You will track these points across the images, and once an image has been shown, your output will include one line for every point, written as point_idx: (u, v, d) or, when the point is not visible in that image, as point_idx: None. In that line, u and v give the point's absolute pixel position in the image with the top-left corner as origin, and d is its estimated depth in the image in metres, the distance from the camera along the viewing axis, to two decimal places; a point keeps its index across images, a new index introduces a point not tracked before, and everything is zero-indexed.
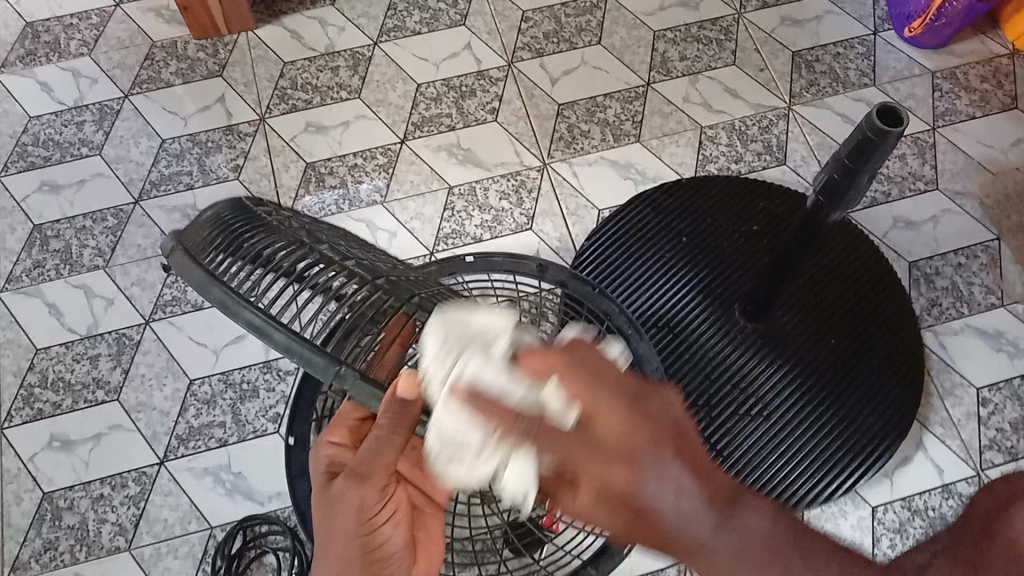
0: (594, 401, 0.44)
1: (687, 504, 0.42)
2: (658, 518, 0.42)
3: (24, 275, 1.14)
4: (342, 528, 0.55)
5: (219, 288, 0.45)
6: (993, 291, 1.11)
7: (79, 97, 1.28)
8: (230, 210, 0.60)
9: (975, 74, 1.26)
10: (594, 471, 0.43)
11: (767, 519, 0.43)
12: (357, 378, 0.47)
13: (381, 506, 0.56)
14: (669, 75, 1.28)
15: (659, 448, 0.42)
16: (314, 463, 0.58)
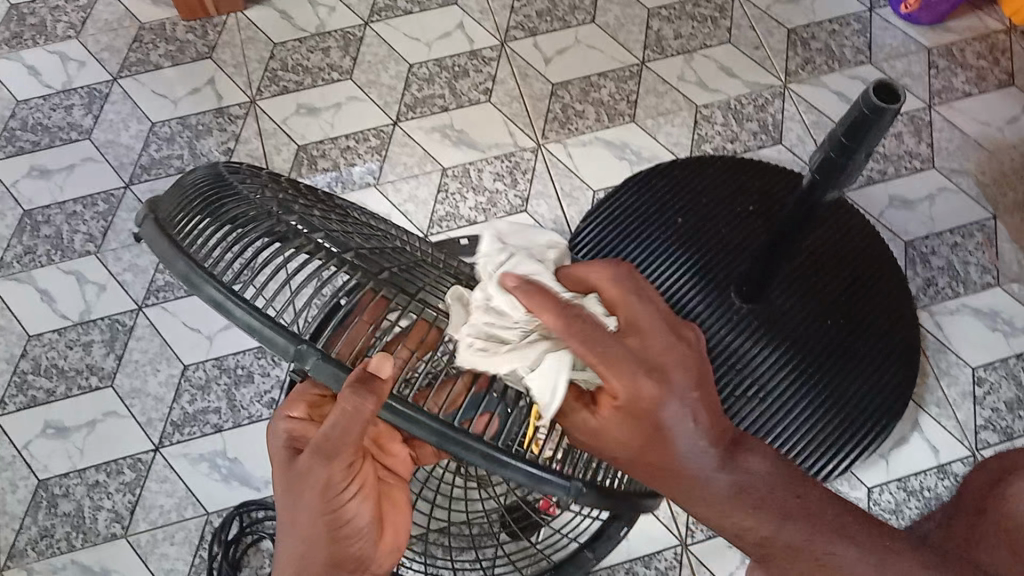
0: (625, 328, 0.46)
1: (698, 435, 0.44)
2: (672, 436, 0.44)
3: (15, 261, 1.13)
4: (309, 505, 0.50)
5: (183, 262, 0.44)
6: (989, 270, 1.11)
7: (67, 80, 1.26)
8: (211, 177, 0.57)
9: (972, 50, 1.25)
10: (621, 380, 0.44)
11: (768, 463, 0.44)
12: (319, 358, 0.44)
13: (347, 482, 0.51)
14: (663, 53, 1.27)
15: (683, 375, 0.45)
16: (273, 441, 0.54)
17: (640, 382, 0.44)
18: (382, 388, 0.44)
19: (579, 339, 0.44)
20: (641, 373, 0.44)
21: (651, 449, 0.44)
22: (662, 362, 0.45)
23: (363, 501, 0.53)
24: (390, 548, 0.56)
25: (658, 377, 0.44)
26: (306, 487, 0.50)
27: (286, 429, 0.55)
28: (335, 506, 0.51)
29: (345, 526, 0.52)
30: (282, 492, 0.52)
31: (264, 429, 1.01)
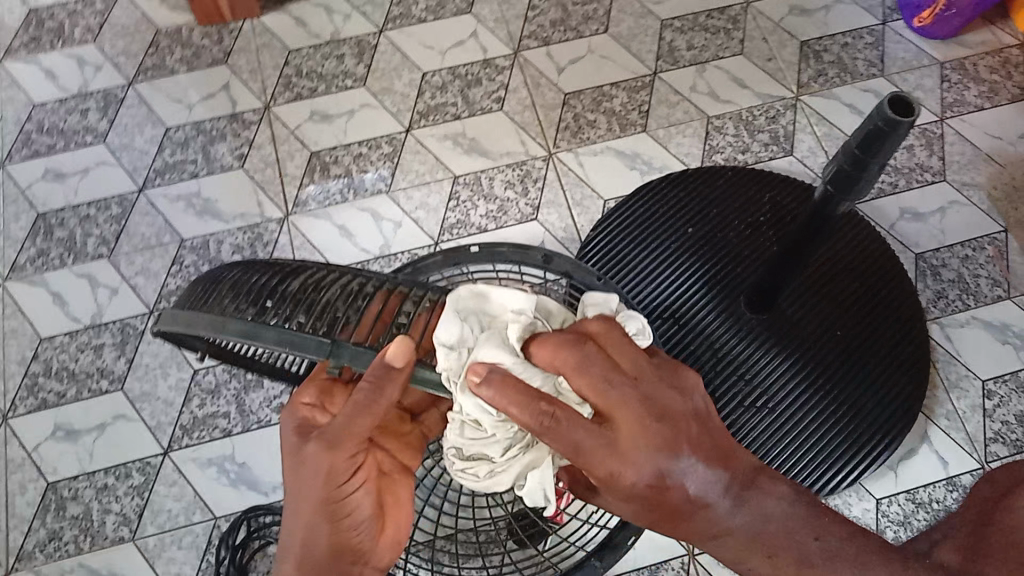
0: (609, 398, 0.46)
1: (704, 490, 0.46)
2: (676, 496, 0.46)
3: (29, 263, 1.14)
4: (309, 496, 0.52)
5: (201, 321, 0.53)
6: (1000, 283, 1.11)
7: (83, 84, 1.27)
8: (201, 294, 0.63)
9: (985, 64, 1.25)
10: (609, 462, 0.46)
11: (781, 504, 0.47)
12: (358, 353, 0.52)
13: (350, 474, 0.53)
14: (676, 64, 1.27)
15: (675, 448, 0.45)
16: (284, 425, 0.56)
17: (627, 450, 0.45)
18: (400, 378, 0.51)
19: (586, 377, 0.47)
20: (648, 415, 0.45)
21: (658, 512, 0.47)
22: (658, 430, 0.45)
23: (366, 493, 0.55)
24: (391, 541, 0.57)
25: (667, 418, 0.46)
26: (311, 472, 0.52)
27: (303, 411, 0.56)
28: (338, 497, 0.53)
29: (345, 516, 0.53)
30: (292, 476, 0.54)
31: (273, 433, 1.02)
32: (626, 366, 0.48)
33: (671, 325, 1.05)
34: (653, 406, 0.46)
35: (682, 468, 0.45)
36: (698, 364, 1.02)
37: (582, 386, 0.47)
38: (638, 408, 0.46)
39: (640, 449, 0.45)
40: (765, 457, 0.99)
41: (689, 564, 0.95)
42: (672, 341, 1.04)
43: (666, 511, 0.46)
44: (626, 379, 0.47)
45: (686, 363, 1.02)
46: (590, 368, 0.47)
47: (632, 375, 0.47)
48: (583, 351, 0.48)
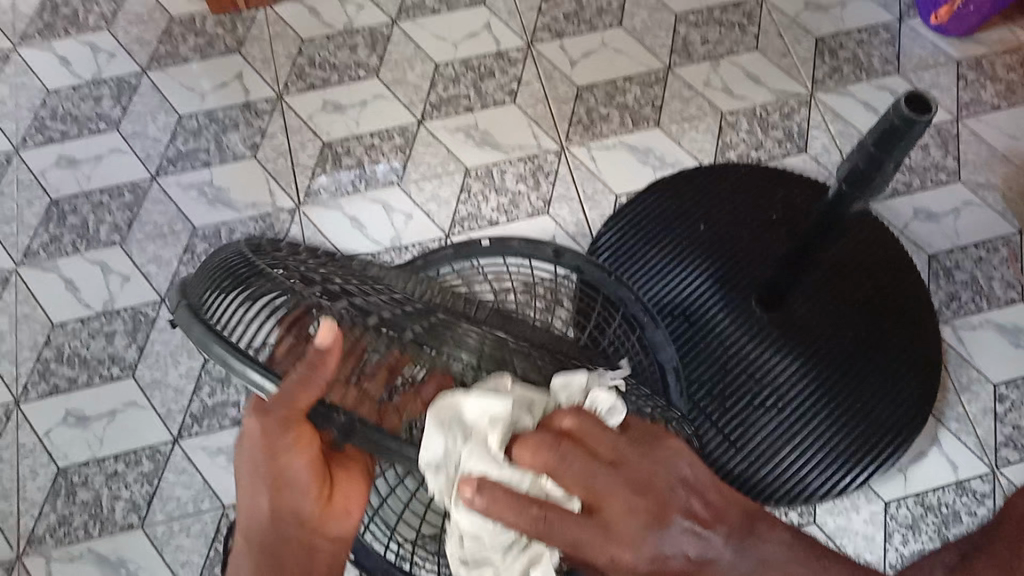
0: (593, 486, 0.42)
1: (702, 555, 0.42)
2: (677, 573, 0.42)
3: (41, 250, 1.14)
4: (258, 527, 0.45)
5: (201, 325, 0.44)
6: (1014, 286, 1.10)
7: (97, 71, 1.27)
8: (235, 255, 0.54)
9: (1002, 64, 1.24)
10: (608, 557, 0.41)
11: (785, 546, 0.43)
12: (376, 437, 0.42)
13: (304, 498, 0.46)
14: (690, 59, 1.26)
15: (655, 520, 0.42)
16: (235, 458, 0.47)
17: (609, 537, 0.41)
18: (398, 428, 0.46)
19: (569, 473, 0.42)
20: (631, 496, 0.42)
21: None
22: (643, 507, 0.42)
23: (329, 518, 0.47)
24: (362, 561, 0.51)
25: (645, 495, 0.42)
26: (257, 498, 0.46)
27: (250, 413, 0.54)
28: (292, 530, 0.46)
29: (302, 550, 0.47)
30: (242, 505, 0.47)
31: None
32: (603, 448, 0.43)
33: (682, 323, 1.04)
34: (631, 484, 0.43)
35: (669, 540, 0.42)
36: (707, 363, 1.02)
37: (566, 485, 0.42)
38: (615, 488, 0.42)
39: (633, 527, 0.42)
40: (773, 457, 0.99)
41: None
42: (682, 339, 1.03)
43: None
44: (604, 463, 0.43)
45: (695, 361, 1.02)
46: (570, 460, 0.42)
47: (608, 458, 0.43)
48: (563, 448, 0.42)
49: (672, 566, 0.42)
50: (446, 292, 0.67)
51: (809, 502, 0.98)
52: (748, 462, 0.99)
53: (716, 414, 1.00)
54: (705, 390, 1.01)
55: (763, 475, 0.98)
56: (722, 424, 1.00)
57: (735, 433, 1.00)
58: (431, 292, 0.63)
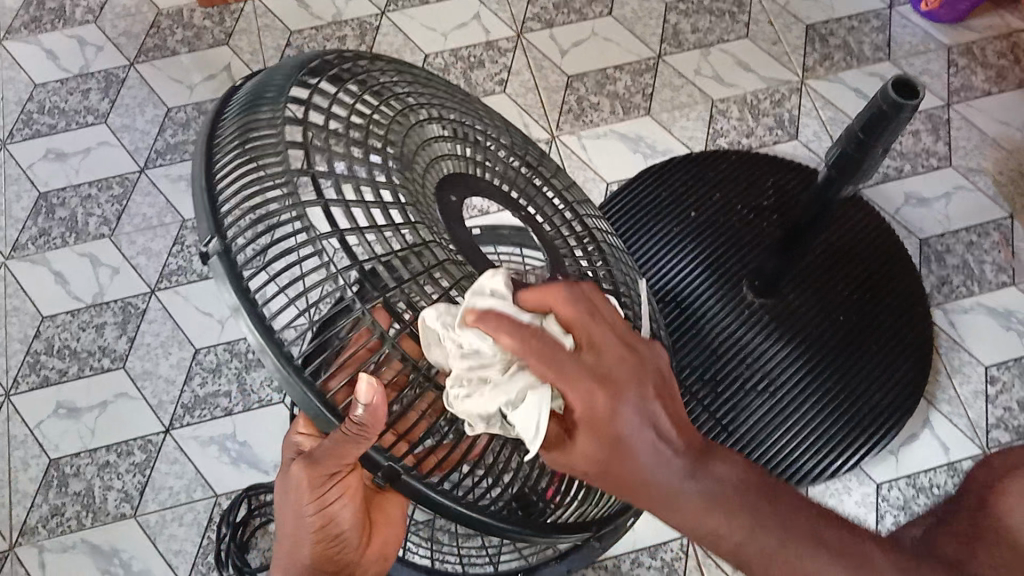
0: (594, 334, 0.42)
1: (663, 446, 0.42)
2: (638, 453, 0.42)
3: (30, 243, 1.14)
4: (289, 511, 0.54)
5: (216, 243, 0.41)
6: (1005, 269, 1.10)
7: (84, 64, 1.27)
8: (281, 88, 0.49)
9: (992, 49, 1.24)
10: (582, 405, 0.41)
11: (735, 471, 0.43)
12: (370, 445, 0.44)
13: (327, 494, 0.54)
14: (680, 47, 1.26)
15: (642, 388, 0.42)
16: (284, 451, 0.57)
17: (597, 389, 0.41)
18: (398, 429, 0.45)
19: (579, 313, 0.42)
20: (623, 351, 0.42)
21: (616, 466, 0.42)
22: (631, 365, 0.42)
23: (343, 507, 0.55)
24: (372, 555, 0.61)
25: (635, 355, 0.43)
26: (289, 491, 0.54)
27: (295, 438, 0.58)
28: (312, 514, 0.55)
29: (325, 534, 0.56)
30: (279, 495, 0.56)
31: (274, 414, 1.02)
32: (606, 311, 0.43)
33: (674, 309, 1.04)
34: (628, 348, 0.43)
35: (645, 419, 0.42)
36: (699, 347, 1.02)
37: (568, 317, 0.42)
38: (615, 343, 0.42)
39: (620, 381, 0.41)
40: (766, 440, 0.99)
41: (690, 545, 0.95)
42: (673, 324, 1.03)
43: (623, 468, 0.42)
44: (605, 322, 0.43)
45: (687, 346, 1.02)
46: (576, 305, 0.42)
47: (610, 320, 0.43)
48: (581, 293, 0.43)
49: (641, 436, 0.41)
50: (485, 131, 0.56)
51: (802, 485, 0.98)
52: (742, 446, 0.99)
53: (709, 398, 1.00)
54: (697, 374, 1.01)
55: (756, 458, 0.98)
56: (714, 408, 1.00)
57: (727, 417, 1.00)
58: (470, 157, 0.54)
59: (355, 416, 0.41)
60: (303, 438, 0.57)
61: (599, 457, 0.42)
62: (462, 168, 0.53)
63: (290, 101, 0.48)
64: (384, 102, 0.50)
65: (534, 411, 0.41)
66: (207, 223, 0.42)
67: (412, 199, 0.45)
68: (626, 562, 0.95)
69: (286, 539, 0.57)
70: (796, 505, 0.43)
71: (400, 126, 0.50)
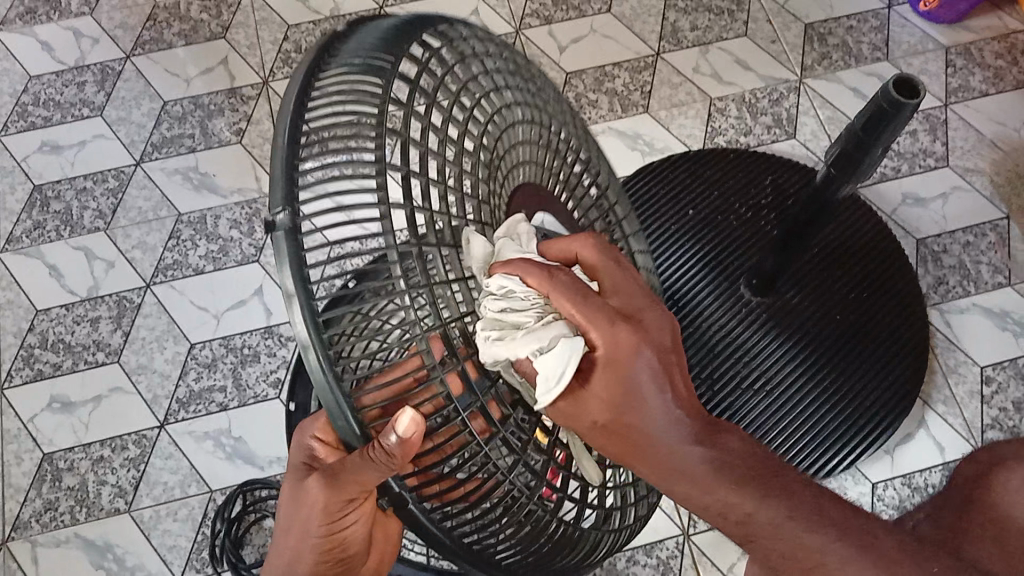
0: (614, 284, 0.45)
1: (668, 404, 0.42)
2: (644, 407, 0.42)
3: (24, 236, 1.13)
4: (302, 527, 0.54)
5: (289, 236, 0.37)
6: (1000, 270, 1.10)
7: (80, 57, 1.26)
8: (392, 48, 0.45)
9: (990, 50, 1.24)
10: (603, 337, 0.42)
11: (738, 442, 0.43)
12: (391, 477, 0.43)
13: (343, 516, 0.53)
14: (679, 44, 1.26)
15: (656, 346, 0.43)
16: (295, 458, 0.56)
17: (621, 327, 0.42)
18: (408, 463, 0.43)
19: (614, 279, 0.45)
20: (641, 306, 0.44)
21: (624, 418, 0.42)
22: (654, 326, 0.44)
23: (356, 525, 0.56)
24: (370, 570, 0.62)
25: (646, 316, 0.44)
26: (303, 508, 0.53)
27: (309, 442, 0.56)
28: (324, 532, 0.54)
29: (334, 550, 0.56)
30: (289, 504, 0.55)
31: (275, 411, 1.01)
32: (621, 277, 0.45)
33: (672, 307, 1.04)
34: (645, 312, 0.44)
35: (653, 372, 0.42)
36: (696, 345, 1.02)
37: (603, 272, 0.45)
38: (624, 301, 0.44)
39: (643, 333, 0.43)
40: (762, 439, 0.99)
41: (685, 543, 0.95)
42: None
43: (634, 418, 0.42)
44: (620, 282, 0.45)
45: (684, 343, 1.02)
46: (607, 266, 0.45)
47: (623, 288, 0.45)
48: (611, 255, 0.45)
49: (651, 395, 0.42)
50: (554, 134, 0.55)
51: None
52: None
53: (705, 396, 1.00)
54: (694, 372, 1.01)
55: None
56: (711, 406, 1.00)
57: (723, 415, 0.99)
58: (543, 165, 0.54)
59: (388, 445, 0.40)
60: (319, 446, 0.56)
61: (610, 406, 0.42)
62: (535, 177, 0.53)
63: (395, 74, 0.44)
64: (480, 101, 0.48)
65: (557, 363, 0.40)
66: (285, 190, 0.37)
67: (484, 220, 0.46)
68: (622, 559, 0.95)
69: (288, 552, 0.57)
70: (791, 475, 0.42)
71: (492, 132, 0.48)
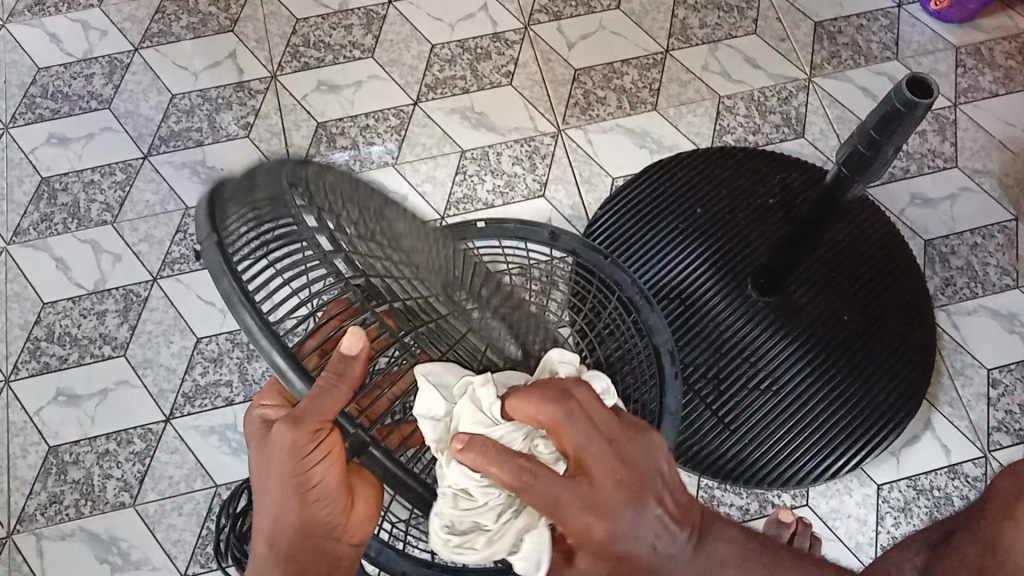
0: (582, 447, 0.46)
1: (662, 545, 0.46)
2: (634, 558, 0.46)
3: (31, 228, 1.13)
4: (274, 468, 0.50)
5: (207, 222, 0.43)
6: (1008, 272, 1.10)
7: (88, 49, 1.26)
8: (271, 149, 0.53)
9: (1000, 50, 1.24)
10: (581, 523, 0.44)
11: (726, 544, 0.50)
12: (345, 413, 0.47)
13: (315, 446, 0.48)
14: (688, 42, 1.26)
15: (641, 500, 0.46)
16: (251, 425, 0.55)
17: (601, 519, 0.44)
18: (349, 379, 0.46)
19: (583, 434, 0.46)
20: (615, 461, 0.46)
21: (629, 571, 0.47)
22: (626, 482, 0.45)
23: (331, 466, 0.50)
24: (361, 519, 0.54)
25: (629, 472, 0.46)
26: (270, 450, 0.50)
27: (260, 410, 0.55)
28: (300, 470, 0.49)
29: (312, 492, 0.50)
30: (258, 458, 0.52)
31: None
32: (598, 422, 0.47)
33: (678, 306, 1.04)
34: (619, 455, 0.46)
35: (656, 524, 0.46)
36: (703, 345, 1.02)
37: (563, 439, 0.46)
38: (609, 473, 0.45)
39: (615, 499, 0.45)
40: (768, 439, 0.99)
41: None
42: (677, 320, 1.03)
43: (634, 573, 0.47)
44: (592, 424, 0.46)
45: (691, 342, 1.02)
46: (561, 412, 0.46)
47: (594, 418, 0.47)
48: (565, 411, 0.46)
49: (640, 553, 0.46)
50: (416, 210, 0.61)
51: (804, 485, 0.98)
52: (741, 444, 0.99)
53: (711, 396, 1.00)
54: (701, 372, 1.01)
55: (758, 457, 0.98)
56: (717, 406, 1.00)
57: (729, 415, 0.99)
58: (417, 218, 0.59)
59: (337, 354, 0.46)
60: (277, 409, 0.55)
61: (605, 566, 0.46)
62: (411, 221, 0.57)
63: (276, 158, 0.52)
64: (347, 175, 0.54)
65: (532, 550, 0.48)
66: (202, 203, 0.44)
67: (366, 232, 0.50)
68: None
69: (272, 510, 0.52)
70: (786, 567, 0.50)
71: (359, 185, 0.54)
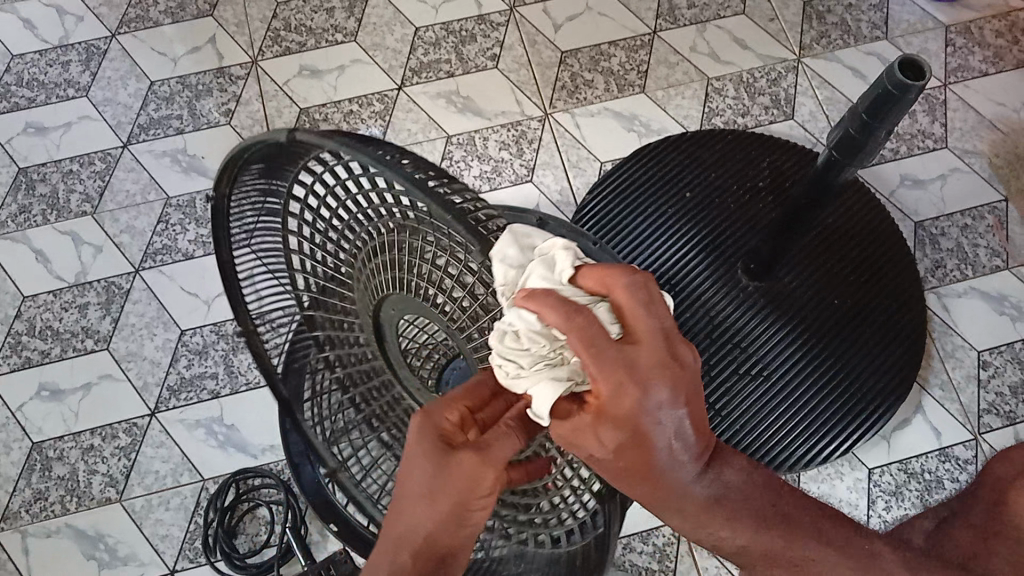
0: (646, 325, 0.39)
1: (676, 437, 0.41)
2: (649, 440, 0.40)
3: (9, 220, 1.11)
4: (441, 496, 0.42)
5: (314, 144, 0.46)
6: (999, 253, 1.09)
7: (63, 36, 1.23)
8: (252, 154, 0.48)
9: (990, 29, 1.22)
10: (609, 388, 0.39)
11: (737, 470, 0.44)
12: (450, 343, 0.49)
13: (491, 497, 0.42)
14: (676, 23, 1.24)
15: (675, 389, 0.40)
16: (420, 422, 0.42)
17: (634, 393, 0.39)
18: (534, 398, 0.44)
19: (651, 315, 0.39)
20: (665, 347, 0.39)
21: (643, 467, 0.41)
22: (671, 371, 0.39)
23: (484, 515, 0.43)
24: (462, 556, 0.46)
25: (678, 361, 0.40)
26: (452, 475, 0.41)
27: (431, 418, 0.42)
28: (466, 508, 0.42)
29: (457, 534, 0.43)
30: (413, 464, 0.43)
31: (259, 396, 1.00)
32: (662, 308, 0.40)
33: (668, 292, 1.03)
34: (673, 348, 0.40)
35: (675, 422, 0.40)
36: (695, 331, 1.01)
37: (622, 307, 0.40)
38: (657, 346, 0.39)
39: (655, 380, 0.39)
40: (759, 425, 0.99)
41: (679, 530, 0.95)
42: None
43: (640, 453, 0.40)
44: (661, 311, 0.40)
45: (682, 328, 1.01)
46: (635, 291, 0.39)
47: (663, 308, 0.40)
48: (627, 301, 0.39)
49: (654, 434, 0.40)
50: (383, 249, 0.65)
51: (795, 470, 0.99)
52: (732, 430, 0.98)
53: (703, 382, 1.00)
54: None
55: (750, 443, 0.99)
56: (709, 392, 0.99)
57: (721, 401, 0.99)
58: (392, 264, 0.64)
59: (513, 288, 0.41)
60: (514, 427, 0.42)
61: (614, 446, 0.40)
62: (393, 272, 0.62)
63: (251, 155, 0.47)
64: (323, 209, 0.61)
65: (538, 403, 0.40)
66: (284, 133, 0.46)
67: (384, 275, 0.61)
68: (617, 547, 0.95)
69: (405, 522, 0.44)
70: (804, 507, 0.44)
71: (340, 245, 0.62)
